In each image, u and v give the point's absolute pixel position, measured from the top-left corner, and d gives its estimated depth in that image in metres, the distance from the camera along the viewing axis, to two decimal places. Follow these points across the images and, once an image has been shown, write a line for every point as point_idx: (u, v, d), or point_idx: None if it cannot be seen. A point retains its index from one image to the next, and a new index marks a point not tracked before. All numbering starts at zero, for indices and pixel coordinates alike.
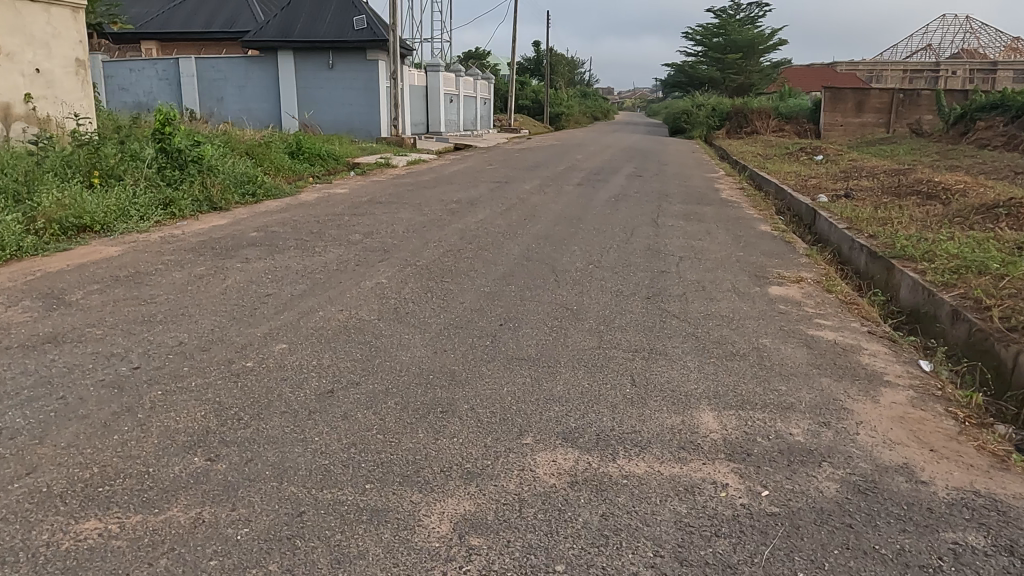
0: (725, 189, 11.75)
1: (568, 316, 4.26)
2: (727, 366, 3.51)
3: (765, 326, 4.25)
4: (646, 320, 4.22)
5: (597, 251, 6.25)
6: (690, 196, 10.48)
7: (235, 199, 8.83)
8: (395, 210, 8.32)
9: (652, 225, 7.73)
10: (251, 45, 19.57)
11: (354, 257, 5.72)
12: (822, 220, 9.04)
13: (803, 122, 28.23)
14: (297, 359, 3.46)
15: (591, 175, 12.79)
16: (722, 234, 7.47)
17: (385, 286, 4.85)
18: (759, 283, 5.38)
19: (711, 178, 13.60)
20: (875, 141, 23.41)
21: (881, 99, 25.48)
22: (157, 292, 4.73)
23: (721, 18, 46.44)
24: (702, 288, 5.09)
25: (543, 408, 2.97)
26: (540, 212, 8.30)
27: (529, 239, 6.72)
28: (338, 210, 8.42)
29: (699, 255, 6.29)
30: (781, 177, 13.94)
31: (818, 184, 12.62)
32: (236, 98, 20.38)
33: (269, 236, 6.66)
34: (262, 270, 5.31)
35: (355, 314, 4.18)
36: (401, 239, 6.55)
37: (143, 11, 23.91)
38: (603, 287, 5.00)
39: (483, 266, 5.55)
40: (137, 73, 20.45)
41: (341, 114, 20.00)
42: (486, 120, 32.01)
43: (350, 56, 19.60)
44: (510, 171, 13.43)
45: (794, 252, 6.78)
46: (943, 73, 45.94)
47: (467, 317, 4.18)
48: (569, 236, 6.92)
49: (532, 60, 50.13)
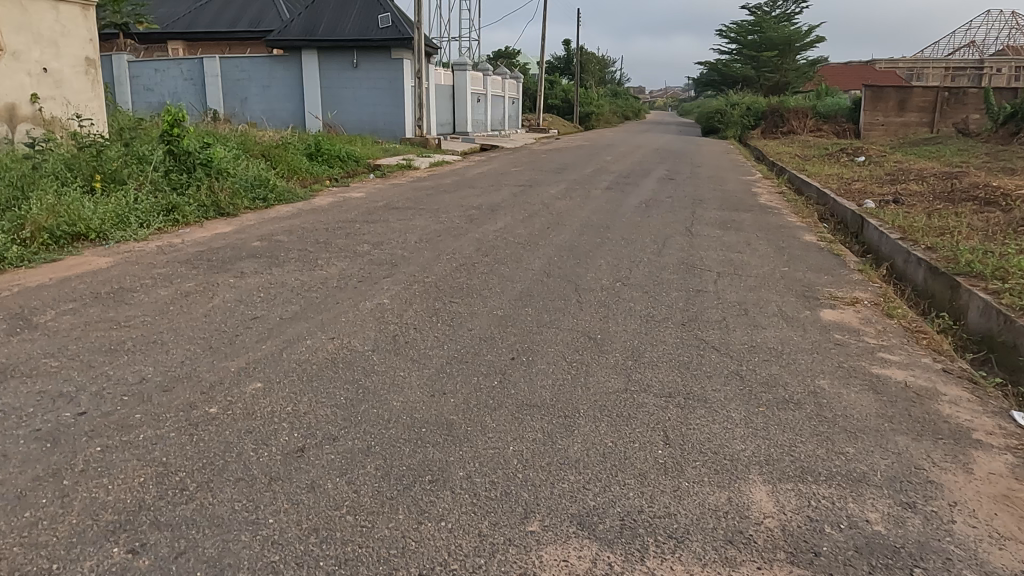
0: (763, 194, 11.08)
1: (589, 348, 3.71)
2: (778, 419, 2.92)
3: (820, 362, 3.65)
4: (680, 355, 3.64)
5: (625, 266, 5.67)
6: (726, 201, 9.83)
7: (244, 204, 8.42)
8: (410, 217, 7.82)
9: (685, 235, 7.12)
10: (274, 44, 19.28)
11: (357, 272, 5.23)
12: (870, 229, 8.36)
13: (841, 122, 27.23)
14: (269, 403, 2.95)
15: (620, 178, 12.18)
16: (763, 245, 6.84)
17: (386, 308, 4.34)
18: (808, 305, 4.76)
19: (747, 181, 12.89)
20: (920, 141, 22.41)
21: (925, 97, 24.43)
22: (135, 313, 4.28)
23: (756, 15, 45.36)
24: (744, 312, 4.49)
25: (556, 478, 2.42)
26: (565, 220, 7.75)
27: (551, 250, 6.17)
28: (351, 216, 7.94)
29: (739, 271, 5.68)
30: (822, 180, 13.19)
31: (863, 188, 11.88)
32: (260, 98, 20.11)
33: (271, 247, 6.20)
34: (254, 287, 4.83)
35: (347, 345, 3.67)
36: (412, 250, 6.03)
37: (170, 11, 23.79)
38: (631, 310, 4.44)
39: (498, 283, 5.01)
40: (162, 73, 20.31)
41: (365, 114, 19.61)
42: (513, 120, 31.45)
43: (374, 55, 19.21)
44: (536, 173, 12.86)
45: (844, 267, 6.14)
46: (988, 70, 44.34)
47: (474, 350, 3.64)
48: (596, 247, 6.35)
49: (562, 59, 49.46)
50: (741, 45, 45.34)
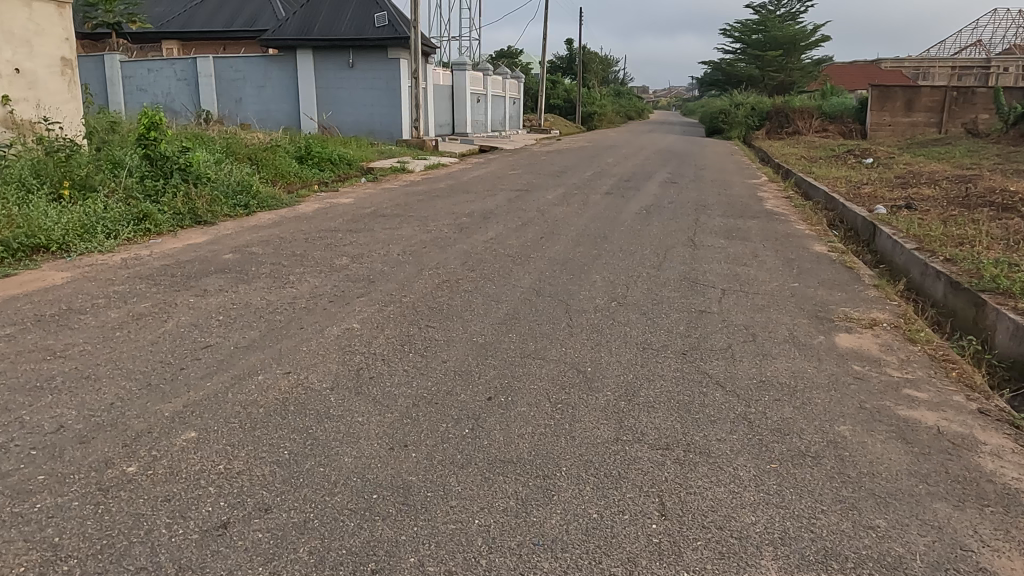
0: (769, 199, 10.64)
1: (577, 384, 3.28)
2: (794, 479, 2.49)
3: (839, 401, 3.21)
4: (680, 393, 3.21)
5: (622, 282, 5.24)
6: (731, 207, 9.38)
7: (223, 211, 8.02)
8: (397, 225, 7.41)
9: (688, 246, 6.68)
10: (269, 44, 18.88)
11: (331, 290, 4.81)
12: (883, 238, 7.92)
13: (848, 122, 26.75)
14: (198, 461, 2.53)
15: (621, 182, 11.73)
16: (770, 257, 6.41)
17: (355, 334, 3.92)
18: (823, 329, 4.33)
19: (752, 184, 12.45)
20: (928, 142, 21.93)
21: (933, 97, 23.95)
22: (78, 339, 3.87)
23: (761, 14, 44.89)
24: (753, 337, 4.07)
25: (527, 567, 2.00)
26: (561, 229, 7.32)
27: (543, 264, 5.74)
28: (335, 224, 7.52)
29: (745, 287, 5.25)
30: (829, 184, 12.75)
31: (873, 192, 11.44)
32: (254, 99, 19.71)
33: (244, 261, 5.78)
34: (215, 308, 4.42)
35: (302, 382, 3.24)
36: (393, 264, 5.62)
37: (165, 10, 23.42)
38: (626, 336, 4.01)
39: (482, 303, 4.59)
40: (155, 73, 19.93)
41: (361, 115, 19.20)
42: (514, 120, 31.02)
43: (371, 54, 18.80)
44: (534, 177, 12.43)
45: (859, 282, 5.70)
46: (995, 69, 43.81)
47: (446, 388, 3.21)
48: (592, 260, 5.92)
49: (564, 58, 49.01)
50: (746, 44, 44.84)
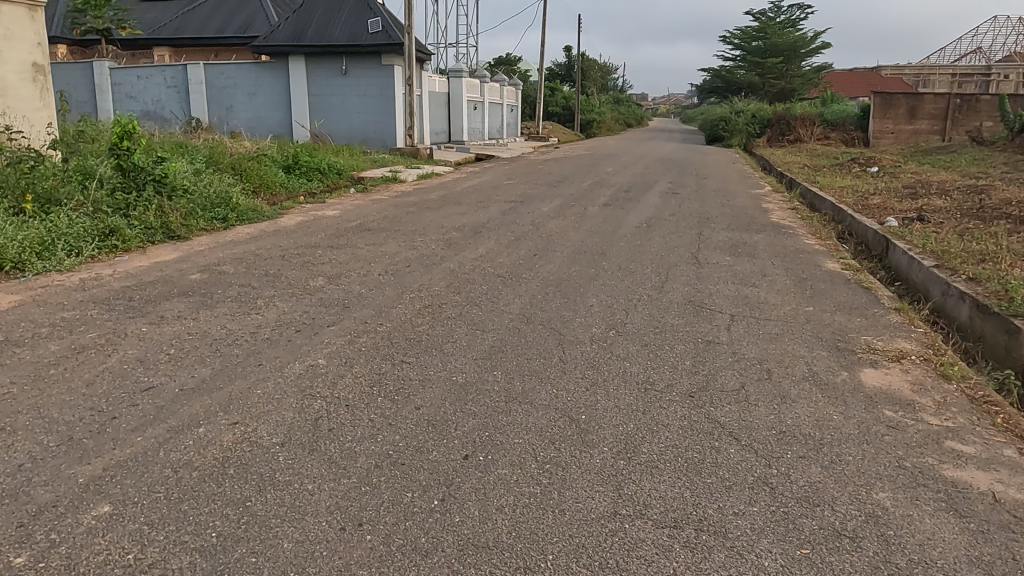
0: (774, 211, 10.20)
1: (569, 438, 2.83)
2: (832, 573, 2.05)
3: (874, 457, 2.76)
4: (688, 449, 2.76)
5: (623, 306, 4.79)
6: (736, 220, 8.93)
7: (199, 225, 7.60)
8: (382, 241, 6.97)
9: (691, 264, 6.23)
10: (260, 50, 18.49)
11: (300, 318, 4.37)
12: (897, 253, 7.49)
13: (850, 130, 26.36)
14: (105, 548, 2.07)
15: (621, 192, 11.28)
16: (781, 276, 5.97)
17: (319, 373, 3.47)
18: (845, 363, 3.88)
19: (757, 195, 12.02)
20: (933, 150, 21.52)
21: (937, 104, 23.57)
22: (4, 379, 3.41)
23: (761, 21, 44.60)
24: (768, 374, 3.62)
25: None
26: (557, 244, 6.89)
27: (536, 285, 5.30)
28: (316, 240, 7.09)
29: (756, 312, 4.81)
30: (835, 194, 12.33)
31: (881, 203, 11.01)
32: (246, 106, 19.30)
33: (212, 282, 5.35)
34: (169, 339, 3.98)
35: (249, 436, 2.79)
36: (373, 286, 5.19)
37: (156, 16, 23.02)
38: (625, 374, 3.56)
39: (465, 332, 4.14)
40: (144, 80, 19.52)
41: (354, 122, 18.79)
42: (512, 128, 30.61)
43: (364, 61, 18.41)
44: (530, 187, 11.99)
45: (877, 304, 5.26)
46: (997, 77, 43.51)
47: (417, 443, 2.77)
48: (589, 280, 5.48)
49: (563, 66, 48.69)
50: (746, 50, 44.52)
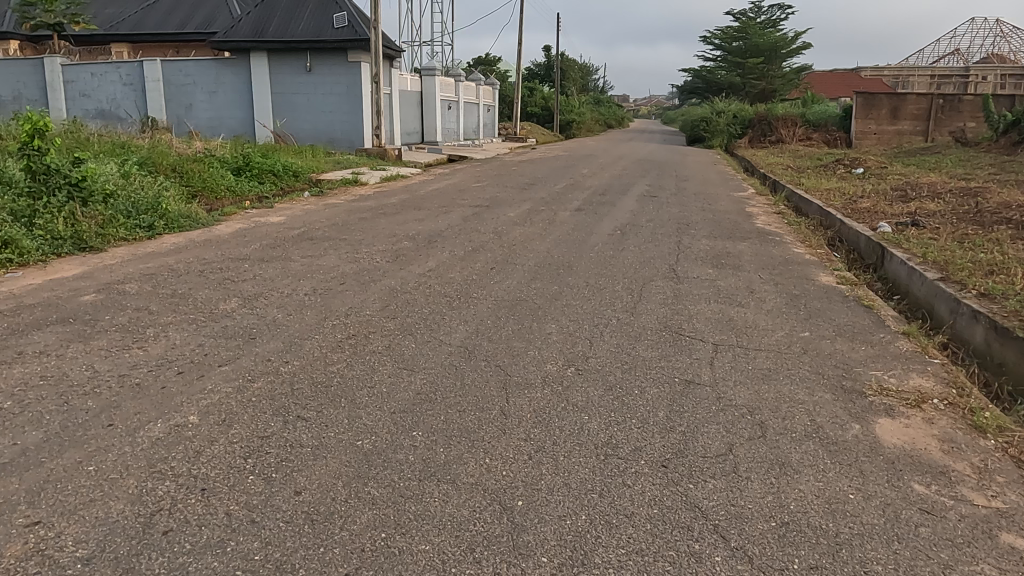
0: (759, 216, 9.50)
1: (495, 544, 2.06)
2: None
3: (910, 567, 2.01)
4: (657, 560, 2.00)
5: (586, 334, 4.04)
6: (718, 226, 8.23)
7: (118, 234, 6.78)
8: (321, 253, 6.16)
9: (669, 279, 5.49)
10: (220, 46, 17.57)
11: (188, 355, 3.56)
12: (895, 263, 6.81)
13: (832, 130, 25.87)
14: None
15: (596, 196, 10.54)
16: (769, 292, 5.26)
17: (182, 436, 2.67)
18: (855, 412, 3.14)
19: (739, 198, 11.32)
20: (917, 151, 21.03)
21: (919, 104, 23.12)
22: None
23: (742, 20, 44.13)
24: (761, 430, 2.88)
25: None
26: (520, 256, 6.12)
27: (488, 307, 4.53)
28: (248, 251, 6.30)
29: (744, 339, 4.09)
30: (821, 196, 11.70)
31: (870, 207, 10.36)
32: (206, 106, 18.39)
33: (106, 304, 4.54)
34: (14, 386, 3.17)
35: (43, 548, 1.99)
36: (294, 309, 4.41)
37: (115, 11, 22.01)
38: (580, 433, 2.79)
39: (387, 373, 3.35)
40: (98, 77, 18.55)
41: (319, 122, 17.94)
42: (488, 128, 29.86)
43: (330, 58, 17.57)
44: (500, 190, 11.21)
45: (882, 327, 4.54)
46: (975, 78, 43.53)
47: (283, 557, 1.98)
48: (550, 301, 4.71)
49: (542, 65, 47.99)
50: (726, 51, 44.05)
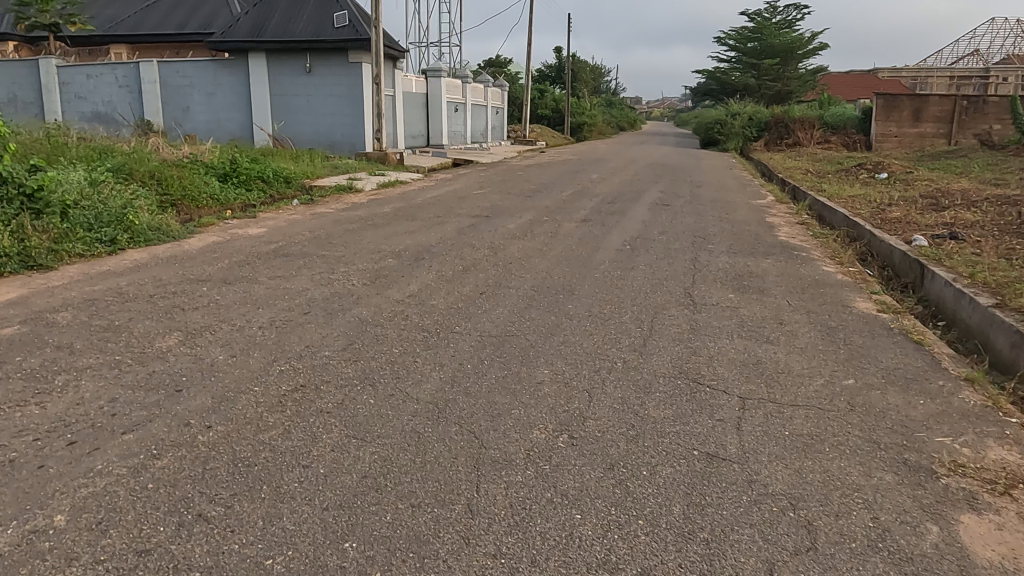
0: (780, 227, 8.76)
1: None
2: None
3: None
4: None
5: (585, 385, 3.34)
6: (737, 240, 7.51)
7: (73, 250, 6.14)
8: (292, 274, 5.50)
9: (684, 307, 4.78)
10: (217, 47, 17.00)
11: (91, 414, 2.89)
12: (938, 284, 6.06)
13: (851, 133, 24.99)
14: None
15: (605, 205, 9.82)
16: (802, 324, 4.53)
17: (33, 552, 1.99)
18: (928, 507, 2.42)
19: (758, 207, 10.56)
20: (940, 155, 20.19)
21: (942, 106, 22.24)
22: None
23: (757, 21, 43.19)
24: (810, 543, 2.17)
25: None
26: (516, 277, 5.43)
27: (471, 345, 3.84)
28: (212, 270, 5.64)
29: (777, 392, 3.37)
30: (846, 205, 10.93)
31: (901, 218, 9.59)
32: (203, 108, 17.83)
33: (26, 339, 3.90)
34: None
35: None
36: (242, 348, 3.73)
37: (115, 11, 21.52)
38: (568, 546, 2.10)
39: (330, 445, 2.66)
40: (94, 79, 18.03)
41: (320, 125, 17.34)
42: (497, 131, 29.23)
43: (330, 58, 16.97)
44: (503, 197, 10.52)
45: (939, 371, 3.80)
46: (994, 79, 42.50)
47: None
48: (544, 337, 4.02)
49: (553, 67, 47.28)
50: (741, 52, 43.20)
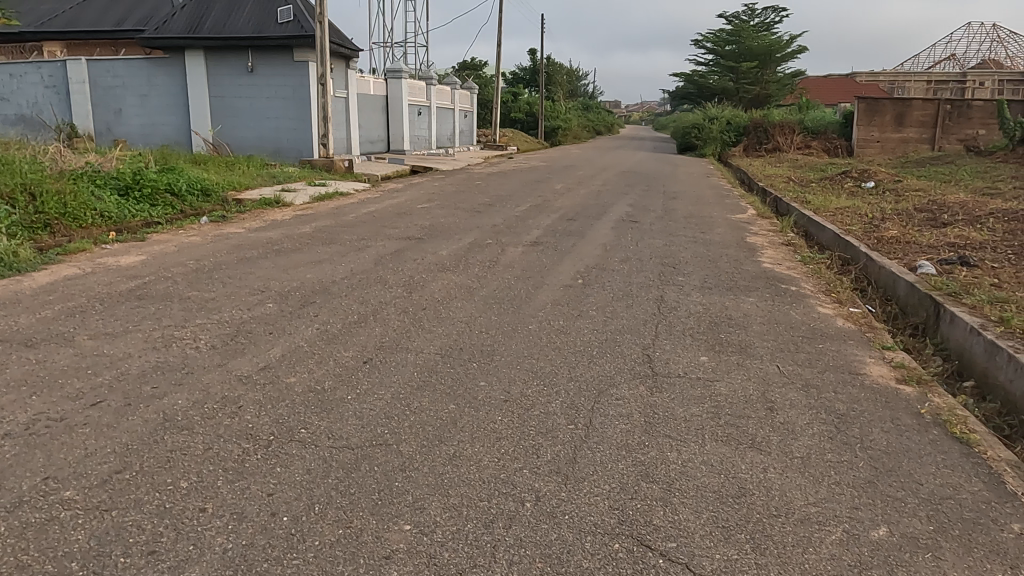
0: (763, 250, 7.57)
1: None
2: None
3: None
4: None
5: (459, 564, 2.04)
6: (712, 269, 6.28)
7: None
8: (129, 329, 4.16)
9: (640, 381, 3.52)
10: (149, 44, 15.55)
11: None
12: (960, 329, 4.85)
13: (832, 138, 23.99)
14: None
15: (564, 222, 8.55)
16: (799, 409, 3.28)
17: None
18: None
19: (738, 223, 9.36)
20: (925, 161, 19.18)
21: (925, 110, 21.28)
22: None
23: (734, 23, 41.88)
24: None
25: None
26: (425, 333, 4.13)
27: (308, 470, 2.52)
28: (25, 324, 4.29)
29: (767, 566, 2.10)
30: (834, 221, 9.78)
31: (898, 237, 8.40)
32: (137, 111, 16.37)
33: None
34: None
35: None
36: None
37: (49, 7, 19.93)
38: None
39: None
40: (17, 79, 16.50)
41: (264, 129, 15.95)
42: (465, 136, 27.95)
43: (273, 56, 15.58)
44: (448, 213, 9.21)
45: (1007, 502, 2.55)
46: (971, 83, 42.01)
47: None
48: (425, 449, 2.71)
49: (526, 70, 46.03)
50: (719, 55, 42.10)
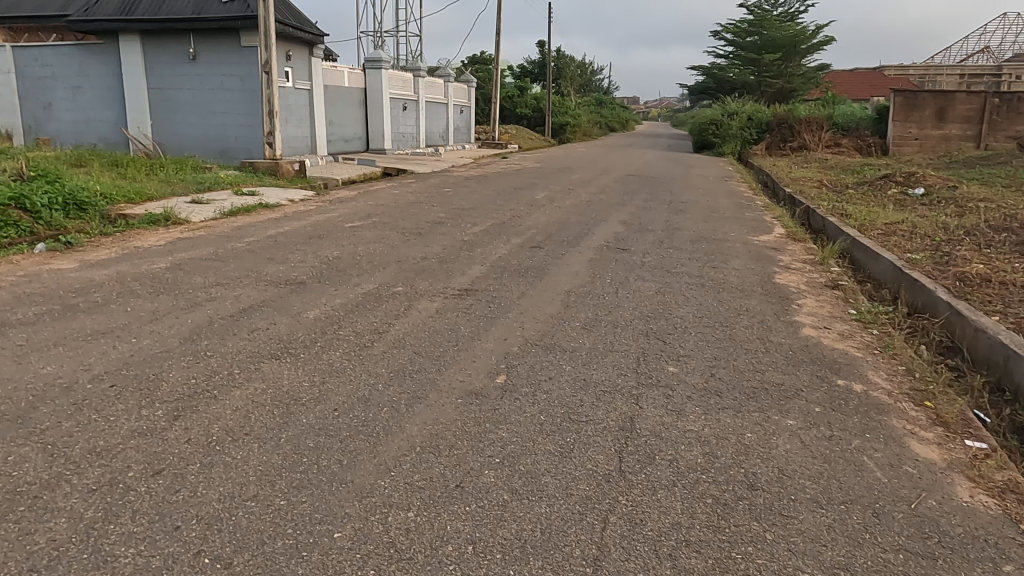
0: (801, 298, 5.25)
1: None
2: None
3: None
4: None
5: None
6: (723, 344, 4.00)
7: None
8: None
9: None
10: (76, 27, 13.45)
11: None
12: None
13: (865, 135, 21.52)
14: None
15: (524, 252, 6.31)
16: None
17: None
18: None
19: (760, 249, 7.07)
20: (973, 162, 16.68)
21: (971, 104, 18.72)
22: None
23: (757, 13, 39.41)
24: None
25: None
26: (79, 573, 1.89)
27: None
28: None
29: None
30: (886, 244, 7.43)
31: (983, 273, 6.05)
32: (68, 106, 14.34)
33: None
34: None
35: None
36: None
37: None
38: None
39: None
40: None
41: (209, 125, 13.82)
42: (460, 133, 25.72)
43: (218, 41, 13.42)
44: (377, 236, 7.01)
45: None
46: (1009, 76, 38.96)
47: None
48: None
49: (536, 63, 43.71)
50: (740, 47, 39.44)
